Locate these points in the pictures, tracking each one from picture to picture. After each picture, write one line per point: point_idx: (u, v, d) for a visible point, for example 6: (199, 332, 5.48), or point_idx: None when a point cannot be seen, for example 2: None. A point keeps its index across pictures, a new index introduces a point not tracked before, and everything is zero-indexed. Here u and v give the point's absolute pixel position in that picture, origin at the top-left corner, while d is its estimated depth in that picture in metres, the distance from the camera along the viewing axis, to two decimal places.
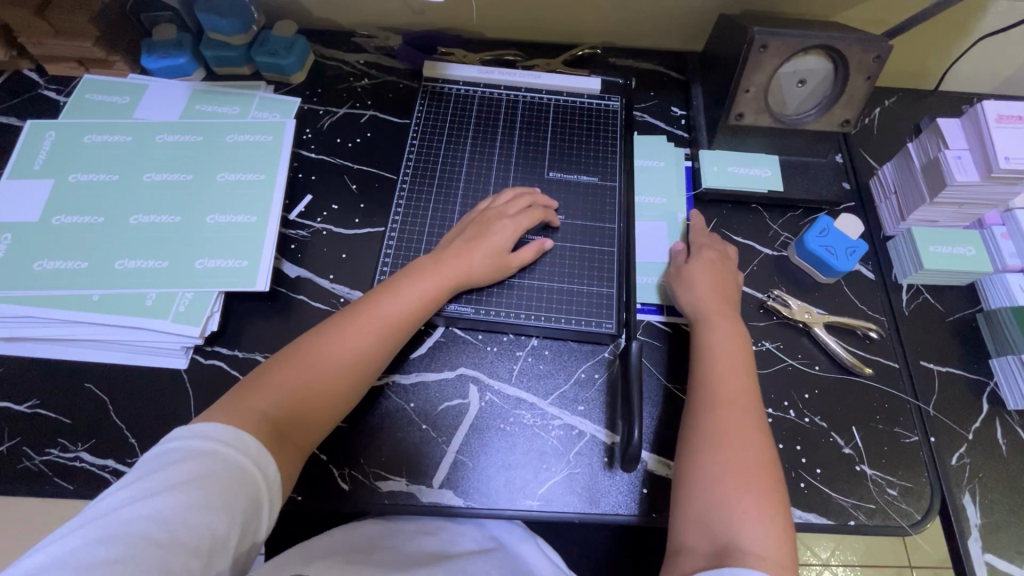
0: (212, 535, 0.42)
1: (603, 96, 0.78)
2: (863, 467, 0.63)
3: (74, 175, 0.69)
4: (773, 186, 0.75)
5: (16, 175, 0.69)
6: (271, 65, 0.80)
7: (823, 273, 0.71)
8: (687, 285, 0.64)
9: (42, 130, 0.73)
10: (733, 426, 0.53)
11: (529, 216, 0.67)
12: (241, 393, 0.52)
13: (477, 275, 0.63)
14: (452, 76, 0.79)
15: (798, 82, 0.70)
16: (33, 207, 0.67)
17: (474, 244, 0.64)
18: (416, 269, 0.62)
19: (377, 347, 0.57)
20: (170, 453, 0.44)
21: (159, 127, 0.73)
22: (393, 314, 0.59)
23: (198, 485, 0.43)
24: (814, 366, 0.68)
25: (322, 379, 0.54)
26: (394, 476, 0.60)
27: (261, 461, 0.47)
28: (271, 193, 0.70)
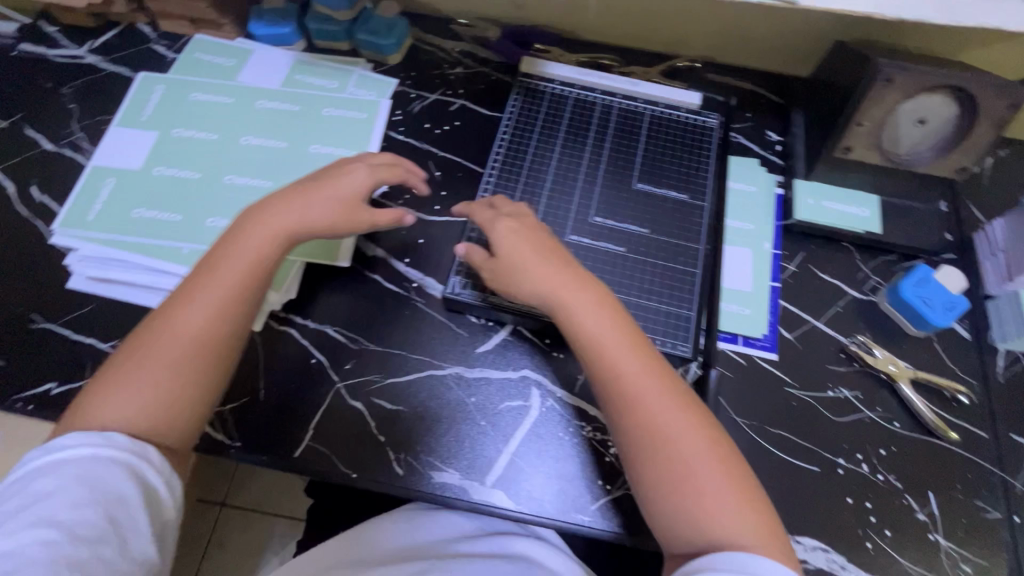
0: (112, 523, 0.45)
1: (701, 112, 0.76)
2: (936, 537, 0.59)
3: (177, 129, 0.71)
4: (870, 227, 0.72)
5: (124, 124, 0.72)
6: (371, 44, 0.81)
7: (914, 325, 0.67)
8: (522, 265, 0.58)
9: (152, 83, 0.75)
10: (650, 411, 0.52)
11: (373, 172, 0.62)
12: (97, 394, 0.50)
13: (329, 226, 0.59)
14: (549, 74, 0.78)
15: (916, 121, 0.66)
16: (137, 156, 0.70)
17: (302, 196, 0.59)
18: (238, 224, 0.57)
19: (234, 308, 0.53)
20: (41, 463, 0.46)
21: (260, 92, 0.74)
22: (240, 272, 0.54)
23: (76, 489, 0.45)
24: (893, 422, 0.64)
25: (184, 344, 0.51)
26: (448, 469, 0.60)
27: (137, 446, 0.48)
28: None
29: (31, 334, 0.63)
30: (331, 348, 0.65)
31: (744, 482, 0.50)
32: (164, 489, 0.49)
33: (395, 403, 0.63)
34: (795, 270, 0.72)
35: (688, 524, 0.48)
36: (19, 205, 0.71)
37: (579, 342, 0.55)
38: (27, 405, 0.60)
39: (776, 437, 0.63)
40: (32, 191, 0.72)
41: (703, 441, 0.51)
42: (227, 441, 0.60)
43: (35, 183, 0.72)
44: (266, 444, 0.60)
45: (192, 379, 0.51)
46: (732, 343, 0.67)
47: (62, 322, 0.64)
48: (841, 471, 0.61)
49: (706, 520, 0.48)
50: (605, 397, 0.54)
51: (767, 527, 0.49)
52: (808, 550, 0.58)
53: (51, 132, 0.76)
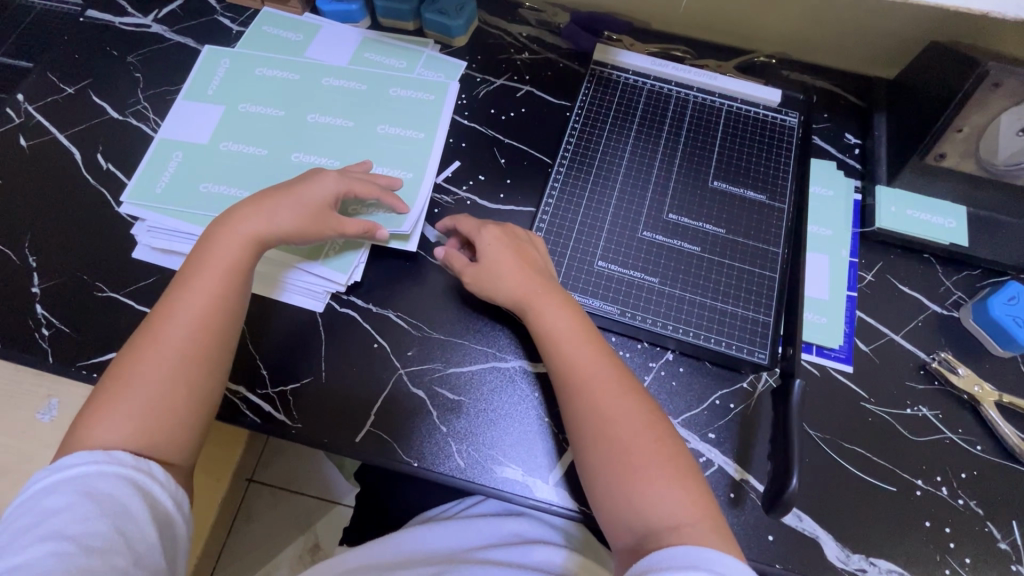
0: (123, 533, 0.43)
1: (780, 110, 0.73)
2: (1019, 568, 0.56)
3: (243, 104, 0.70)
4: (957, 239, 0.68)
5: (191, 97, 0.71)
6: (438, 24, 0.79)
7: (1001, 345, 0.64)
8: (493, 269, 0.60)
9: (217, 56, 0.74)
10: (598, 400, 0.53)
11: (342, 180, 0.61)
12: (89, 415, 0.49)
13: (290, 231, 0.59)
14: (622, 63, 0.75)
15: (1020, 129, 0.61)
16: (203, 130, 0.69)
17: (270, 200, 0.59)
18: (213, 235, 0.57)
19: (222, 312, 0.54)
20: (46, 482, 0.45)
21: (327, 70, 0.73)
22: (226, 281, 0.55)
23: (85, 504, 0.43)
24: (975, 445, 0.61)
25: (167, 353, 0.51)
26: (510, 465, 0.58)
27: (136, 462, 0.47)
28: (428, 153, 0.69)
29: (96, 302, 0.63)
30: (393, 334, 0.64)
31: (687, 475, 0.51)
32: (169, 501, 0.48)
33: (457, 394, 0.61)
34: (873, 279, 0.69)
35: (628, 510, 0.50)
36: (86, 172, 0.70)
37: (543, 345, 0.57)
38: (92, 373, 0.60)
39: (851, 452, 0.60)
40: (98, 158, 0.71)
41: (649, 434, 0.52)
42: (289, 422, 0.59)
43: (101, 150, 0.72)
44: (328, 428, 0.59)
45: (180, 387, 0.51)
46: (807, 353, 0.64)
47: (126, 292, 0.63)
48: (919, 493, 0.59)
49: (642, 506, 0.49)
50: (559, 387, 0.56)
51: (712, 518, 0.49)
52: (883, 573, 0.55)
53: (117, 100, 0.75)
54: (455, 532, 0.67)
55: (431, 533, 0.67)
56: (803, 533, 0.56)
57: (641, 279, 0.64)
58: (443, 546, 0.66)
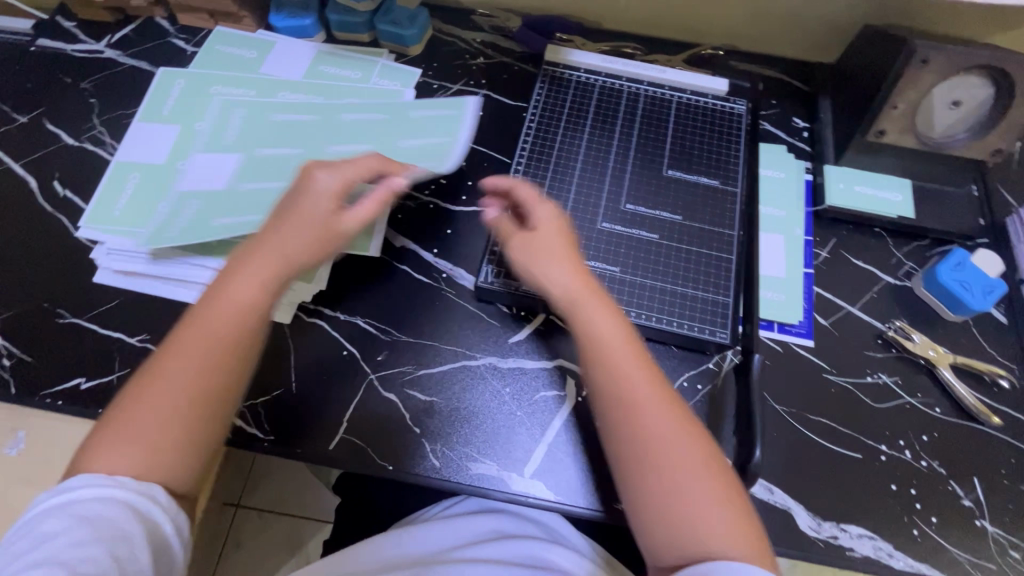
0: (117, 561, 0.42)
1: (728, 98, 0.75)
2: (984, 523, 0.58)
3: (259, 147, 0.68)
4: (904, 212, 0.71)
5: (151, 124, 0.71)
6: (392, 35, 0.81)
7: (952, 310, 0.66)
8: (545, 260, 0.54)
9: (171, 79, 0.74)
10: (650, 418, 0.49)
11: (371, 196, 0.56)
12: (97, 445, 0.47)
13: (303, 244, 0.54)
14: (574, 63, 0.77)
15: (951, 103, 0.65)
16: (177, 160, 0.68)
17: (283, 219, 0.54)
18: (236, 269, 0.52)
19: (231, 340, 0.51)
20: (50, 500, 0.44)
21: (342, 104, 0.71)
22: (230, 318, 0.51)
23: (84, 528, 0.43)
24: (934, 408, 0.63)
25: (180, 384, 0.48)
26: (485, 461, 0.59)
27: (136, 487, 0.45)
28: (435, 145, 0.67)
29: (58, 329, 0.62)
30: (362, 340, 0.64)
31: (735, 501, 0.47)
32: (167, 526, 0.46)
33: (429, 395, 0.62)
34: (829, 256, 0.71)
35: (681, 537, 0.46)
36: (43, 200, 0.70)
37: (588, 352, 0.52)
38: (57, 401, 0.59)
39: (816, 423, 0.62)
40: (55, 186, 0.71)
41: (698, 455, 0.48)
42: (260, 434, 0.59)
43: (57, 177, 0.71)
44: (300, 438, 0.59)
45: (191, 419, 0.48)
46: (772, 330, 0.66)
47: (89, 316, 0.63)
48: (884, 458, 0.60)
49: (694, 532, 0.45)
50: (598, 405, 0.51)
51: (759, 552, 0.45)
52: (855, 538, 0.57)
53: (72, 127, 0.75)
54: (448, 532, 0.68)
55: (423, 535, 0.67)
56: (775, 505, 0.58)
57: (605, 271, 0.65)
58: (434, 548, 0.66)
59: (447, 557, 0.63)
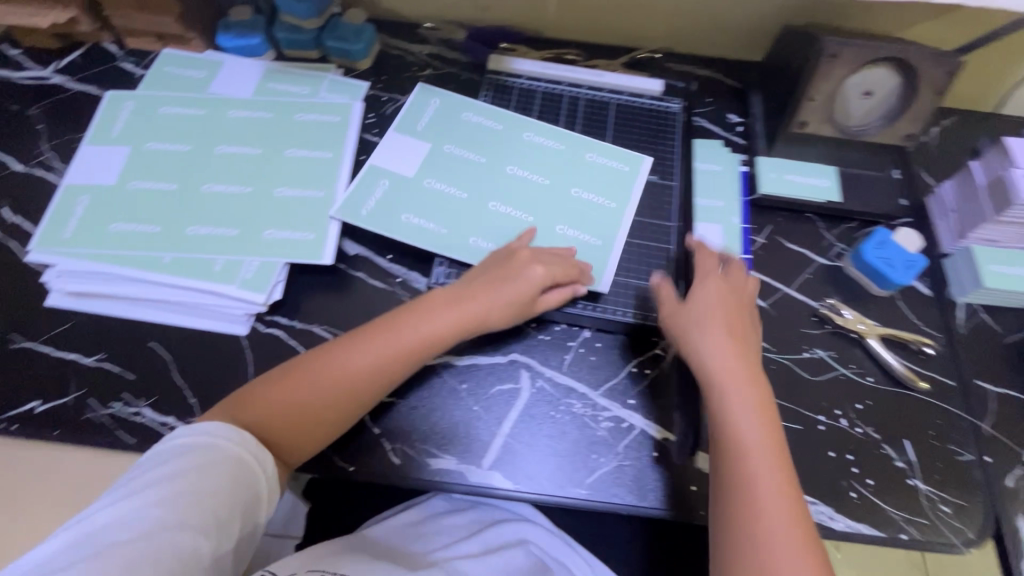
0: (215, 514, 0.48)
1: (663, 98, 0.79)
2: (915, 482, 0.62)
3: (447, 145, 0.74)
4: (831, 197, 0.75)
5: (402, 130, 0.75)
6: (340, 51, 0.83)
7: (878, 285, 0.71)
8: (702, 314, 0.61)
9: (428, 95, 0.78)
10: (751, 458, 0.53)
11: (548, 267, 0.63)
12: (247, 401, 0.57)
13: (492, 313, 0.62)
14: (516, 71, 0.80)
15: (864, 93, 0.70)
16: (411, 164, 0.72)
17: (489, 282, 0.62)
18: (438, 298, 0.62)
19: (377, 370, 0.58)
20: (174, 445, 0.51)
21: (528, 124, 0.76)
22: (393, 349, 0.59)
23: (200, 475, 0.49)
24: (866, 377, 0.67)
25: (326, 390, 0.57)
26: (444, 455, 0.61)
27: (256, 453, 0.53)
28: (620, 222, 0.71)
29: (12, 354, 0.63)
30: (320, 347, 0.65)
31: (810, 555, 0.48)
32: (262, 499, 0.53)
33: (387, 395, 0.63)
34: (765, 242, 0.75)
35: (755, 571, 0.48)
36: None
37: (709, 392, 0.57)
38: (12, 425, 0.59)
39: None
40: (4, 212, 0.71)
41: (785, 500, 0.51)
42: None
43: (7, 204, 0.71)
44: None
45: (318, 416, 0.57)
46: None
47: (43, 339, 0.63)
48: (821, 427, 0.64)
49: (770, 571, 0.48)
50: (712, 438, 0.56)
51: None
52: None
53: (20, 153, 0.75)
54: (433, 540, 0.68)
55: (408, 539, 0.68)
56: None
57: None
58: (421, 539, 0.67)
59: (429, 558, 0.63)
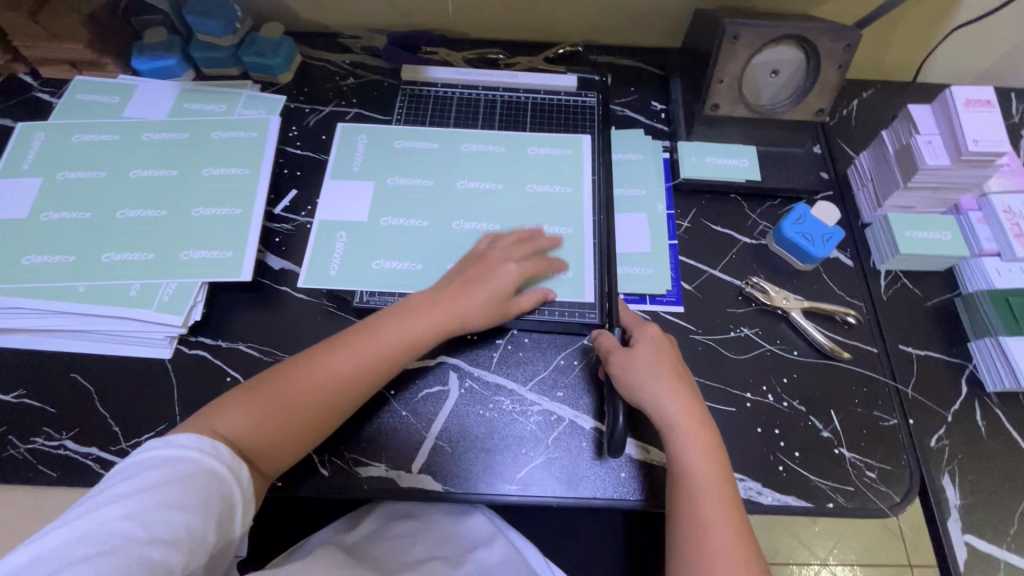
0: (186, 529, 0.45)
1: (580, 92, 0.82)
2: (841, 450, 0.63)
3: (390, 178, 0.75)
4: (750, 176, 0.76)
5: (338, 176, 0.75)
6: (258, 65, 0.83)
7: (801, 261, 0.72)
8: (649, 367, 0.59)
9: (353, 134, 0.78)
10: (704, 515, 0.52)
11: (520, 263, 0.64)
12: (219, 412, 0.54)
13: (472, 313, 0.62)
14: (432, 79, 0.83)
15: (771, 72, 0.71)
16: (360, 208, 0.72)
17: (470, 281, 0.63)
18: (419, 299, 0.62)
19: (355, 380, 0.57)
20: (144, 458, 0.48)
21: (462, 136, 0.78)
22: (381, 352, 0.59)
23: (171, 487, 0.46)
24: (792, 351, 0.68)
25: (302, 400, 0.55)
26: (374, 462, 0.61)
27: (232, 465, 0.50)
28: (581, 205, 0.73)
29: None
30: (246, 365, 0.65)
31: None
32: (237, 510, 0.50)
33: None
34: (689, 226, 0.76)
35: None
36: None
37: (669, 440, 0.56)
38: None
39: None
40: None
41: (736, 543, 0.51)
42: None
43: None
44: None
45: (290, 428, 0.55)
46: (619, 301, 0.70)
47: None
48: (749, 404, 0.65)
49: None
50: (670, 479, 0.55)
51: None
52: None
53: None
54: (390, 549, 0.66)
55: (362, 554, 0.65)
56: (651, 463, 0.61)
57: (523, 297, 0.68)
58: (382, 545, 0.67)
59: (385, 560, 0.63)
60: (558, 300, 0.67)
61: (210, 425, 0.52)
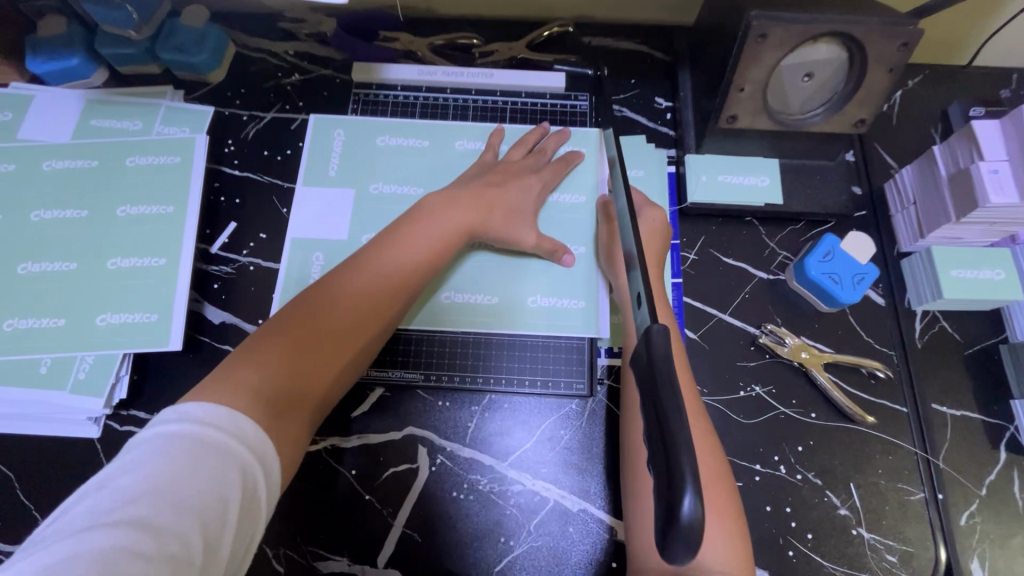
0: (203, 537, 0.34)
1: (569, 95, 0.70)
2: (859, 531, 0.56)
3: (374, 184, 0.64)
4: (771, 199, 0.65)
5: (312, 181, 0.64)
6: (182, 64, 0.68)
7: (824, 302, 0.62)
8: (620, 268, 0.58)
9: (329, 126, 0.66)
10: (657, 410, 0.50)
11: (543, 171, 0.63)
12: (234, 364, 0.44)
13: (496, 224, 0.58)
14: (389, 80, 0.69)
15: (804, 75, 0.58)
16: (341, 220, 0.62)
17: (500, 185, 0.60)
18: (435, 203, 0.56)
19: (385, 296, 0.51)
20: (147, 445, 0.36)
21: (454, 131, 0.67)
22: (409, 261, 0.53)
23: (182, 480, 0.35)
24: (810, 414, 0.59)
25: (331, 325, 0.47)
26: (335, 556, 0.54)
27: (254, 444, 0.39)
28: (571, 241, 0.63)
29: None
30: None
31: (729, 504, 0.45)
32: (262, 504, 0.38)
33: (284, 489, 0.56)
34: (697, 258, 0.65)
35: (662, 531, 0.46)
36: None
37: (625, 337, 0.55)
38: None
39: None
40: None
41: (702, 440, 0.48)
42: None
43: None
44: None
45: (321, 363, 0.46)
46: (603, 357, 0.61)
47: None
48: (758, 478, 0.57)
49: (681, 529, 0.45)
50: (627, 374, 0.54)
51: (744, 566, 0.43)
52: None
53: None
54: None
55: None
56: None
57: (517, 339, 0.61)
58: None
59: None
60: (571, 335, 0.61)
61: (218, 387, 0.41)
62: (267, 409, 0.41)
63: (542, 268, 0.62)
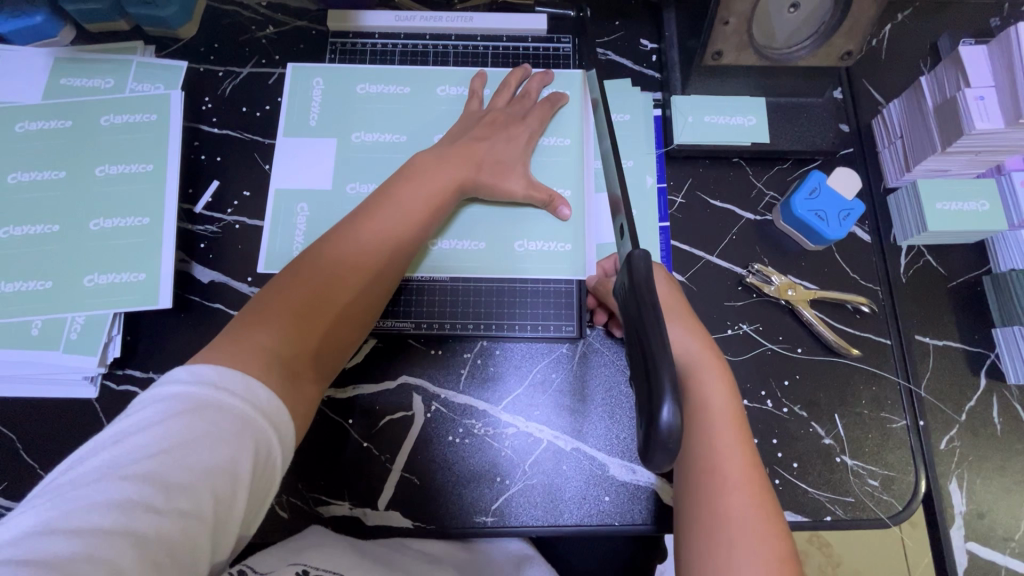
0: (215, 496, 0.35)
1: (552, 38, 0.69)
2: (842, 458, 0.58)
3: (356, 134, 0.63)
4: (757, 138, 0.64)
5: (293, 133, 0.63)
6: (150, 18, 0.65)
7: (811, 241, 0.62)
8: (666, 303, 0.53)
9: (307, 76, 0.65)
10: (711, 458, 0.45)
11: (527, 117, 0.62)
12: (241, 326, 0.44)
13: (482, 173, 0.58)
14: (366, 28, 0.68)
15: (790, 6, 0.56)
16: (323, 172, 0.62)
17: (484, 134, 0.59)
18: (426, 158, 0.55)
19: (385, 255, 0.50)
20: (158, 404, 0.36)
21: (435, 77, 0.65)
22: (405, 219, 0.52)
23: (196, 442, 0.35)
24: (796, 349, 0.61)
25: (334, 286, 0.47)
26: (337, 501, 0.56)
27: (268, 409, 0.39)
28: (557, 187, 0.63)
29: None
30: None
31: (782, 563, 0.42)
32: (278, 469, 0.39)
33: None
34: (684, 201, 0.65)
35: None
36: None
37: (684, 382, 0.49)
38: None
39: None
40: None
41: (758, 516, 0.43)
42: None
43: None
44: None
45: (328, 324, 0.46)
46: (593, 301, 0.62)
47: None
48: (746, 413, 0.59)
49: None
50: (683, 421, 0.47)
51: None
52: None
53: None
54: None
55: None
56: (636, 485, 0.56)
57: (508, 286, 0.61)
58: None
59: None
60: (559, 278, 0.61)
61: (223, 349, 0.41)
62: (279, 367, 0.42)
63: (530, 216, 0.62)
